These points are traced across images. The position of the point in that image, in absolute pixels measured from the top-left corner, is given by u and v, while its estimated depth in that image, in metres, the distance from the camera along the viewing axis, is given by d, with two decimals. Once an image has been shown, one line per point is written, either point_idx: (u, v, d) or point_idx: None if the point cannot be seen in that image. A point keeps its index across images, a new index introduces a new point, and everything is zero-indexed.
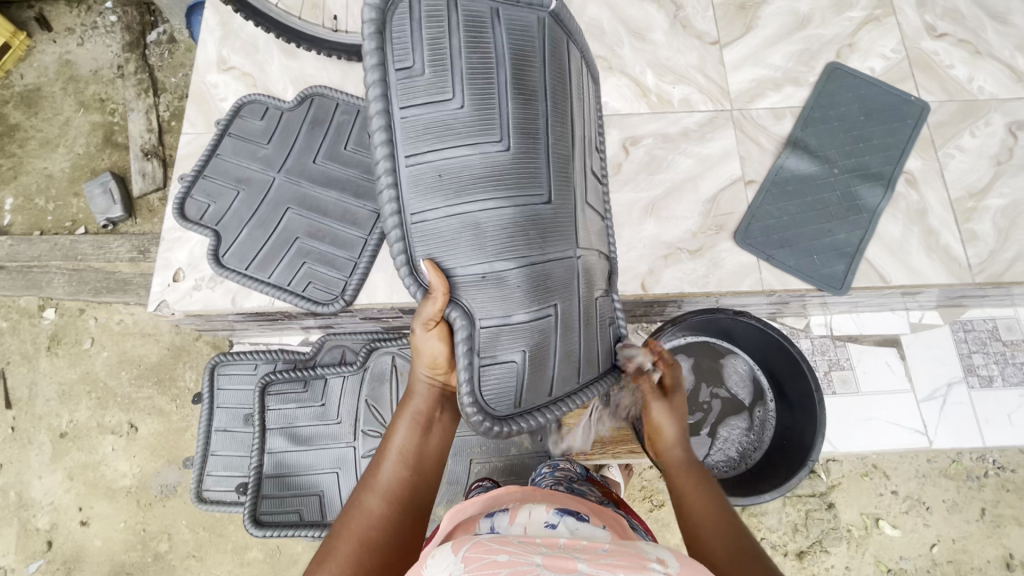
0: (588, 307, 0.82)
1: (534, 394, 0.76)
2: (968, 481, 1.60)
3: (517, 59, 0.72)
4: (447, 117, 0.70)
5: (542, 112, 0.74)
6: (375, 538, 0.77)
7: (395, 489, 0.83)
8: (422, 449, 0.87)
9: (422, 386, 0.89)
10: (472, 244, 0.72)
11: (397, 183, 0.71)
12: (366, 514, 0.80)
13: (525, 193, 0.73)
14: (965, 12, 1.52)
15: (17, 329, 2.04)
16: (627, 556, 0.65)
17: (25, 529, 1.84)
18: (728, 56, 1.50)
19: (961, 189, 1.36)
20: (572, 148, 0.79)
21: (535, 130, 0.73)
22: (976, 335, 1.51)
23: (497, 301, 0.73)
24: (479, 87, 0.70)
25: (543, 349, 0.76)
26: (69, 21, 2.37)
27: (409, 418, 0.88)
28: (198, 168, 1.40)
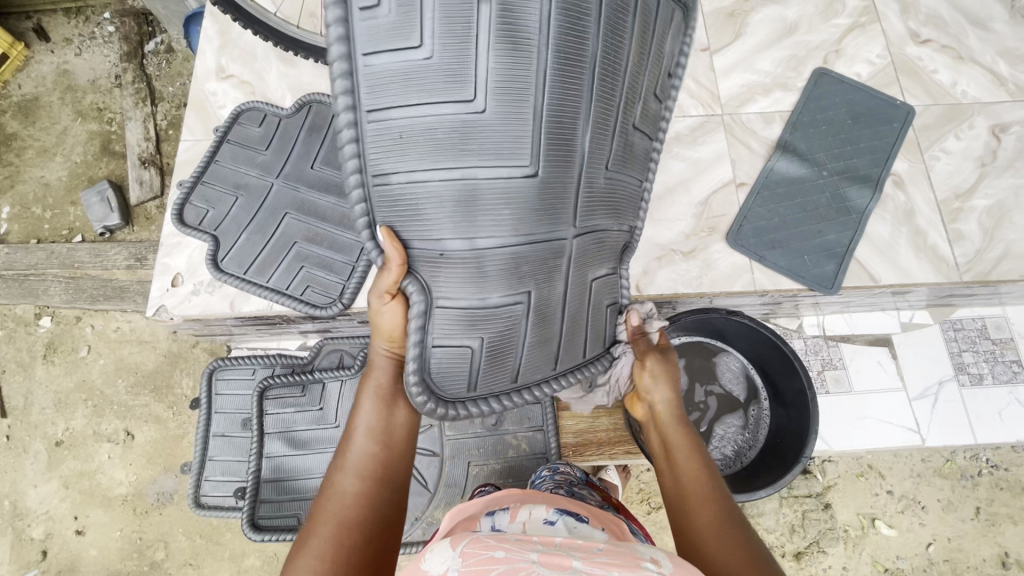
0: (575, 285, 0.77)
1: (493, 376, 0.73)
2: (962, 480, 1.61)
3: (509, 6, 0.60)
4: (412, 73, 0.61)
5: (539, 68, 0.63)
6: (353, 516, 0.78)
7: (369, 467, 0.82)
8: (388, 423, 0.85)
9: (381, 359, 0.88)
10: (435, 217, 0.67)
11: (360, 140, 0.64)
12: (342, 496, 0.79)
13: (499, 166, 0.65)
14: (947, 18, 1.56)
15: (13, 337, 2.03)
16: (621, 556, 0.67)
17: (19, 539, 1.83)
18: (718, 62, 1.53)
19: (947, 190, 1.39)
20: (583, 106, 0.68)
21: (521, 91, 0.63)
22: (966, 334, 1.53)
23: (461, 281, 0.70)
24: (454, 39, 0.60)
25: (508, 333, 0.72)
26: (67, 32, 2.39)
27: (373, 393, 0.86)
28: (197, 174, 1.41)
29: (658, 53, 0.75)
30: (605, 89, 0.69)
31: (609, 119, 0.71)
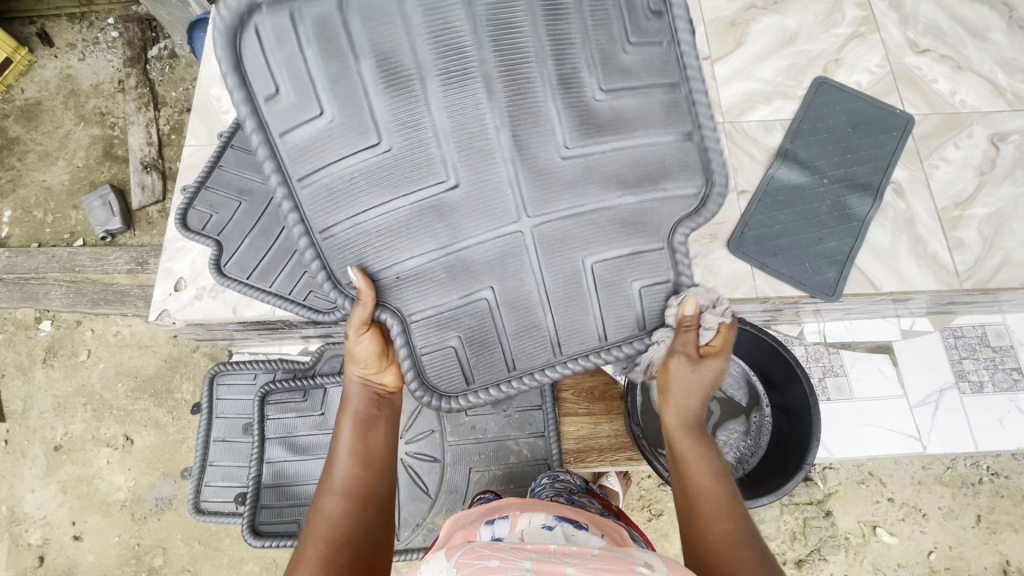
0: (560, 271, 0.79)
1: (481, 365, 0.82)
2: (962, 487, 1.61)
3: (379, 53, 0.71)
4: (322, 135, 0.73)
5: (425, 99, 0.72)
6: (338, 532, 0.76)
7: (352, 485, 0.82)
8: (368, 444, 0.86)
9: (355, 389, 0.91)
10: (387, 245, 0.78)
11: (299, 206, 0.76)
12: (326, 514, 0.78)
13: (424, 187, 0.75)
14: (946, 28, 1.58)
15: (12, 341, 2.03)
16: (616, 562, 0.66)
17: (17, 545, 1.82)
18: (719, 71, 1.54)
19: (946, 198, 1.40)
20: (489, 112, 0.73)
21: (418, 123, 0.73)
22: (966, 341, 1.54)
23: (422, 296, 0.80)
24: (344, 99, 0.72)
25: (480, 327, 0.81)
26: (71, 37, 2.41)
27: (351, 419, 0.88)
28: (200, 179, 1.42)
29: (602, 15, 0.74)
30: (515, 94, 0.73)
31: (547, 108, 0.74)
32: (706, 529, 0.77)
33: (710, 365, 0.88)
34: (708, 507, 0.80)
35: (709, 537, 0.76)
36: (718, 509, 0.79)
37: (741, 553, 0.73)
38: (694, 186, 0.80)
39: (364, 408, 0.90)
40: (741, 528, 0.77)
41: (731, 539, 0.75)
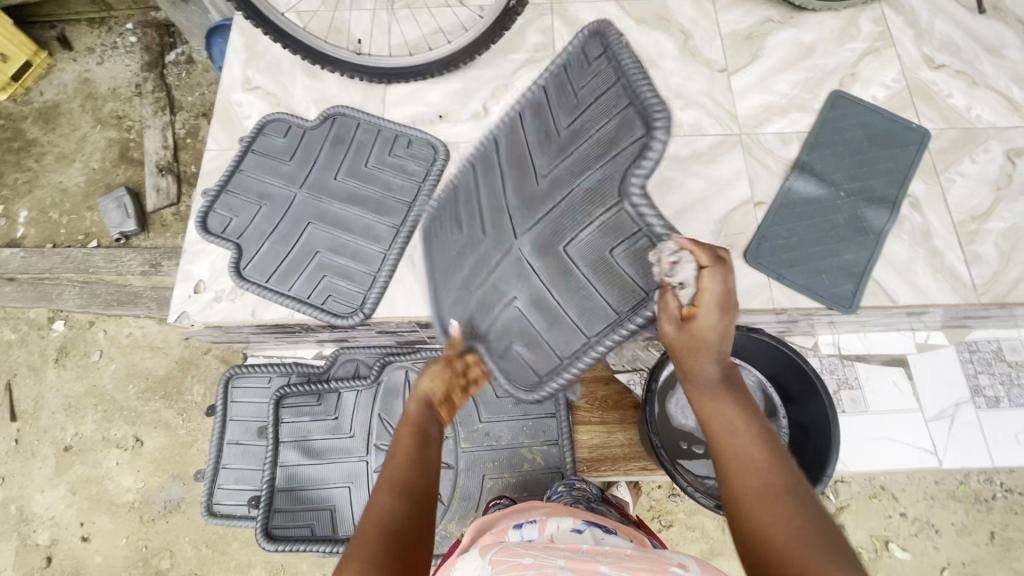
0: (574, 266, 1.02)
1: (541, 359, 1.05)
2: (976, 503, 1.60)
3: (461, 176, 1.18)
4: (439, 229, 1.15)
5: (480, 187, 1.12)
6: (387, 523, 0.74)
7: (397, 481, 0.80)
8: (425, 453, 0.86)
9: (417, 408, 0.94)
10: (468, 284, 1.09)
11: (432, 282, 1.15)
12: (376, 509, 0.77)
13: (483, 237, 1.09)
14: (960, 44, 1.59)
15: (26, 341, 2.04)
16: (649, 561, 0.68)
17: (24, 544, 1.81)
18: (736, 83, 1.56)
19: (963, 212, 1.41)
20: (506, 176, 1.10)
21: (476, 201, 1.12)
22: (982, 355, 1.53)
23: (490, 314, 1.07)
24: (448, 206, 1.16)
25: (529, 327, 1.05)
26: (89, 41, 2.44)
27: (411, 430, 0.90)
28: (221, 183, 1.45)
29: (562, 90, 1.04)
30: (514, 162, 1.09)
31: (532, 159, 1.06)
32: (734, 486, 0.71)
33: (704, 325, 0.78)
34: (735, 464, 0.73)
35: (738, 495, 0.70)
36: (745, 464, 0.72)
37: (774, 512, 0.67)
38: (637, 133, 0.89)
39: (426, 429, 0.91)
40: (776, 482, 0.70)
41: (763, 496, 0.69)
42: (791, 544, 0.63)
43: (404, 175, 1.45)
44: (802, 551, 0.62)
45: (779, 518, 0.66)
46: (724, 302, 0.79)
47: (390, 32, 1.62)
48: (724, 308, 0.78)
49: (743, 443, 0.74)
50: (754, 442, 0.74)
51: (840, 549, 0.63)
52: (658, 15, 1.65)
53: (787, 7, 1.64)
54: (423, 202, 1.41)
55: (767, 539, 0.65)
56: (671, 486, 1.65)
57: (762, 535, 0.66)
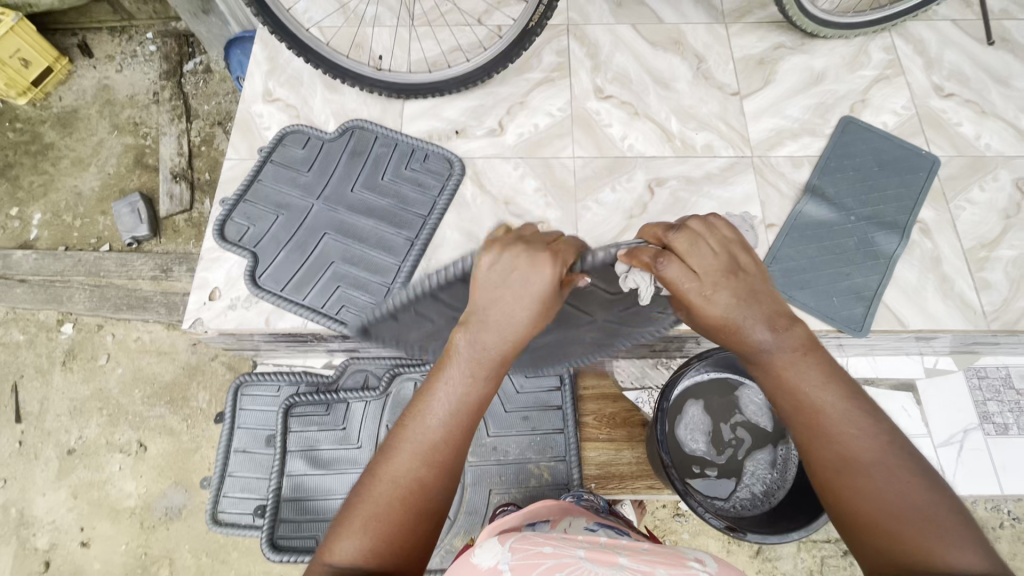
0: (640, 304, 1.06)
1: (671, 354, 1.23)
2: (983, 531, 1.57)
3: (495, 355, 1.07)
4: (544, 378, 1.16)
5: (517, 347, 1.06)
6: (422, 499, 0.71)
7: (439, 452, 0.73)
8: (469, 399, 0.77)
9: (484, 336, 0.79)
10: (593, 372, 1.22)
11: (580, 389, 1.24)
12: (412, 478, 0.71)
13: None
14: (969, 75, 1.62)
15: (34, 342, 2.04)
16: (666, 555, 0.68)
17: (23, 549, 1.79)
18: (749, 106, 1.58)
19: (973, 239, 1.42)
20: None
21: None
22: (990, 382, 1.53)
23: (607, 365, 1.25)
24: None
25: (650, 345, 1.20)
26: (110, 49, 2.49)
27: (464, 366, 0.78)
28: (240, 192, 1.47)
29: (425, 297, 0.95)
30: None
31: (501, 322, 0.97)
32: (819, 461, 0.66)
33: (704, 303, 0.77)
34: (814, 435, 0.67)
35: (827, 472, 0.65)
36: (827, 434, 0.66)
37: (870, 486, 0.61)
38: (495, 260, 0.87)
39: (490, 354, 0.78)
40: (864, 449, 0.63)
41: (851, 469, 0.63)
42: (881, 518, 0.59)
43: (419, 189, 1.48)
44: (909, 527, 0.58)
45: (879, 491, 0.61)
46: (697, 273, 0.77)
47: (409, 48, 1.66)
48: (704, 279, 0.76)
49: (825, 412, 0.67)
50: (834, 407, 0.67)
51: (946, 517, 0.58)
52: (672, 38, 1.68)
53: (798, 34, 1.68)
54: (439, 216, 1.43)
55: (860, 512, 0.61)
56: (676, 505, 1.64)
57: (856, 509, 0.61)
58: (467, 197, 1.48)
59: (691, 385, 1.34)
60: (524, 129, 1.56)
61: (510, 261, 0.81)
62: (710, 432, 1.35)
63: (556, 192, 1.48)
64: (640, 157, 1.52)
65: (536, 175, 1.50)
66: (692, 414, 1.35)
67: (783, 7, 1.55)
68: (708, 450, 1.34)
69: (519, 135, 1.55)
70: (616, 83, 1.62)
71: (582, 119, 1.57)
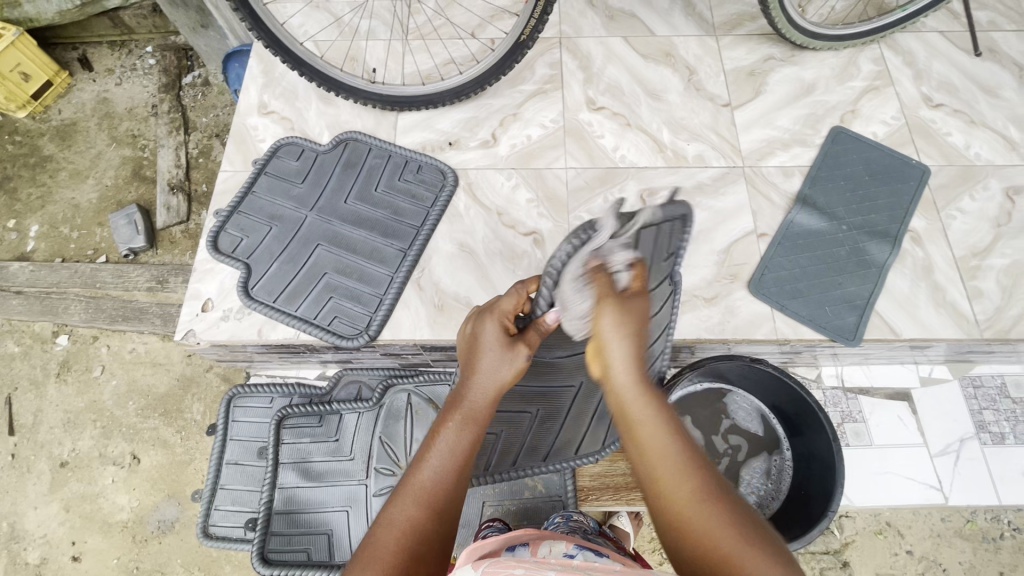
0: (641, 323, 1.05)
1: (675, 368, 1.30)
2: (984, 542, 1.50)
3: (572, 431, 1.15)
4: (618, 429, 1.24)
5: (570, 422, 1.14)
6: (415, 542, 0.72)
7: (434, 496, 0.76)
8: (462, 454, 0.80)
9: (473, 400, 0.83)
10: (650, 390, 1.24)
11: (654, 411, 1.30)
12: (407, 520, 0.73)
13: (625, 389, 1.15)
14: (958, 85, 1.64)
15: (29, 354, 2.04)
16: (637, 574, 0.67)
17: (13, 563, 1.77)
18: (740, 117, 1.60)
19: (964, 248, 1.42)
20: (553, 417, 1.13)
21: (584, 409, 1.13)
22: (985, 391, 1.52)
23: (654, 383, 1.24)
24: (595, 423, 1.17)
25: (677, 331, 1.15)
26: (110, 63, 2.52)
27: (456, 424, 0.82)
28: (234, 204, 1.48)
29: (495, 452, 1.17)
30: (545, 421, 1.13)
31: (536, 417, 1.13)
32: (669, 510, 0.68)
33: (636, 305, 0.77)
34: (665, 481, 0.69)
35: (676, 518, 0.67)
36: (677, 481, 0.69)
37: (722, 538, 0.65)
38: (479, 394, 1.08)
39: (477, 404, 0.83)
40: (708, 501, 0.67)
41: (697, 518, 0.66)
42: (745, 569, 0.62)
43: (412, 200, 1.48)
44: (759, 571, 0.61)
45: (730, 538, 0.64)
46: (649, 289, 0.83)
47: (403, 61, 1.67)
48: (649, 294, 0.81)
49: (673, 459, 0.70)
50: (685, 463, 0.70)
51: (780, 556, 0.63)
52: (663, 50, 1.70)
53: (788, 46, 1.70)
54: (432, 227, 1.44)
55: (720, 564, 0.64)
56: None
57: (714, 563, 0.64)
58: (460, 207, 1.48)
59: (684, 396, 1.37)
60: (517, 141, 1.57)
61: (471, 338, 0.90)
62: (705, 448, 1.36)
63: (548, 203, 1.49)
64: (631, 168, 1.53)
65: (528, 186, 1.51)
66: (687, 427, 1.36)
67: (772, 19, 1.57)
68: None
69: (512, 146, 1.56)
70: (608, 94, 1.63)
71: (574, 130, 1.58)
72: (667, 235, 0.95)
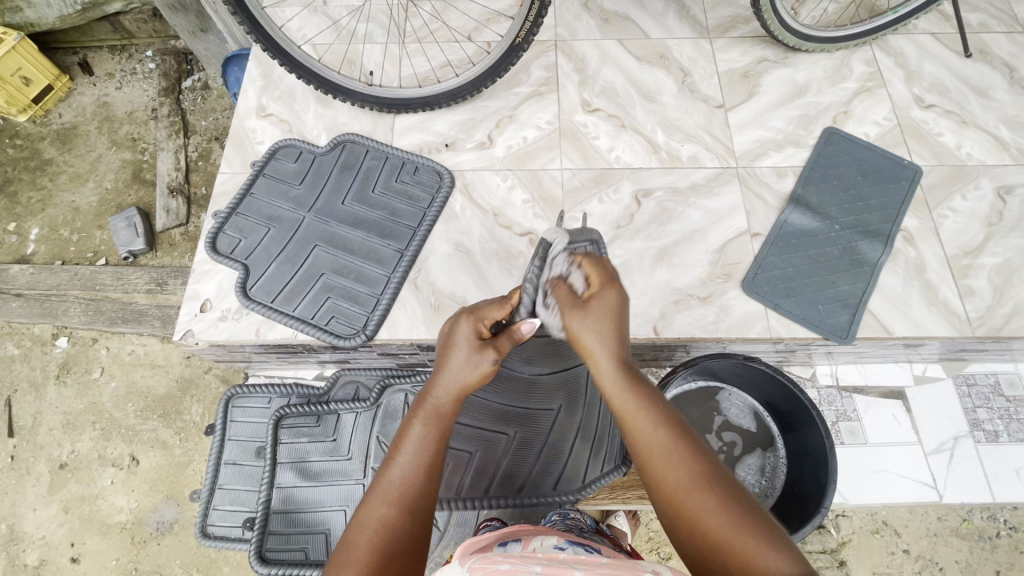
0: None
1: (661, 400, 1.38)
2: (980, 540, 1.50)
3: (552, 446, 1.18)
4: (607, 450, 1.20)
5: (546, 436, 1.19)
6: (386, 539, 0.73)
7: (404, 495, 0.77)
8: (431, 450, 0.82)
9: (439, 396, 0.86)
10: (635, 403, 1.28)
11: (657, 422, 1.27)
12: (378, 520, 0.75)
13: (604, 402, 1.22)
14: (949, 86, 1.66)
15: (29, 356, 2.04)
16: (622, 567, 0.67)
17: (13, 565, 1.77)
18: (733, 118, 1.61)
19: (956, 247, 1.43)
20: (533, 429, 1.19)
21: (564, 422, 1.20)
22: (979, 390, 1.53)
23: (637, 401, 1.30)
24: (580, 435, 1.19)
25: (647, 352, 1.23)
26: (110, 67, 2.54)
27: (422, 420, 0.85)
28: (232, 205, 1.49)
29: (478, 476, 1.16)
30: (525, 434, 1.19)
31: (517, 430, 1.19)
32: (662, 484, 0.74)
33: (601, 303, 0.90)
34: (659, 461, 0.75)
35: (672, 493, 0.73)
36: (668, 458, 0.75)
37: (700, 504, 0.71)
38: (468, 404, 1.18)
39: (442, 402, 0.86)
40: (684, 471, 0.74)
41: (687, 489, 0.72)
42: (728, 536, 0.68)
43: (409, 201, 1.50)
44: (737, 539, 0.67)
45: (709, 506, 0.70)
46: (608, 274, 0.94)
47: (400, 64, 1.69)
48: (611, 280, 0.93)
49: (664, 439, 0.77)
50: (666, 433, 0.78)
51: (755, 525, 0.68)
52: (658, 53, 1.72)
53: (781, 48, 1.72)
54: (428, 228, 1.45)
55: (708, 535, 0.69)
56: None
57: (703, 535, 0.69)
58: (456, 208, 1.50)
59: (676, 395, 1.38)
60: (513, 142, 1.58)
61: (444, 342, 0.92)
62: None
63: (543, 204, 1.50)
64: (626, 169, 1.54)
65: (524, 187, 1.52)
66: None
67: (765, 22, 1.59)
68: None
69: (508, 148, 1.58)
70: (603, 96, 1.65)
71: (569, 131, 1.60)
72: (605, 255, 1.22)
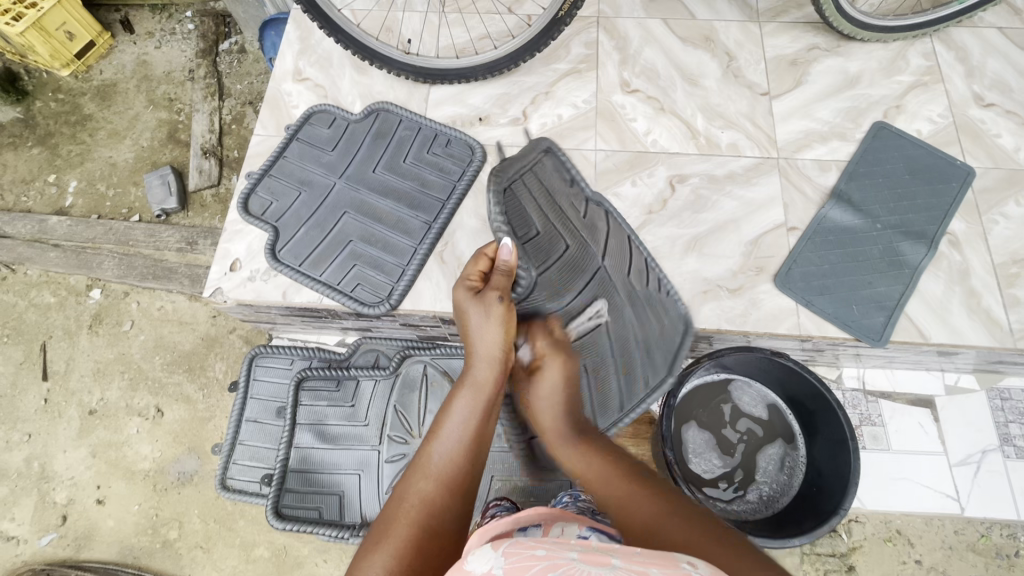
0: (593, 225, 1.16)
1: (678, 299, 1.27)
2: (997, 559, 1.44)
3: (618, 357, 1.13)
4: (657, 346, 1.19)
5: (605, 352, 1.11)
6: (430, 515, 0.73)
7: (447, 472, 0.78)
8: (475, 427, 0.85)
9: (479, 366, 0.90)
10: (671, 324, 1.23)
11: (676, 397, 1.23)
12: (418, 494, 0.75)
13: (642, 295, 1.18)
14: (1013, 84, 1.57)
15: (63, 305, 2.11)
16: (656, 554, 0.60)
17: (43, 501, 1.86)
18: (778, 107, 1.55)
19: (1005, 255, 1.37)
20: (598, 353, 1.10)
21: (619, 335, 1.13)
22: (1014, 405, 1.48)
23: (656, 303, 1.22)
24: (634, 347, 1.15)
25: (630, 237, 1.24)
26: (150, 26, 2.56)
27: (468, 397, 0.87)
28: (266, 167, 1.50)
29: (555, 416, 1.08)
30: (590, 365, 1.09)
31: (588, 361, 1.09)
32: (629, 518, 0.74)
33: (549, 372, 1.00)
34: (619, 503, 0.79)
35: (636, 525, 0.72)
36: (629, 500, 0.78)
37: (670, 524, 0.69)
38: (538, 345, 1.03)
39: (481, 372, 0.90)
40: (647, 506, 0.75)
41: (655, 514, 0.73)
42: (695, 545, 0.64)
43: (439, 173, 1.49)
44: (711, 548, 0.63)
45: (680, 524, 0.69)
46: (556, 343, 1.03)
47: (439, 33, 1.67)
48: (558, 349, 1.02)
49: (617, 485, 0.82)
50: (625, 481, 0.82)
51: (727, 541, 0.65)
52: (703, 35, 1.66)
53: (834, 35, 1.64)
54: (457, 200, 1.44)
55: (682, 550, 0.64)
56: None
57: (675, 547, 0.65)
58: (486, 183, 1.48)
59: (696, 385, 1.37)
60: (548, 119, 1.55)
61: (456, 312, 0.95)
62: (716, 443, 1.35)
63: None
64: (662, 153, 1.51)
65: None
66: (694, 427, 1.36)
67: (820, 7, 1.52)
68: (722, 462, 1.34)
69: (542, 125, 1.55)
70: (643, 77, 1.60)
71: (606, 111, 1.56)
72: (550, 168, 1.14)
